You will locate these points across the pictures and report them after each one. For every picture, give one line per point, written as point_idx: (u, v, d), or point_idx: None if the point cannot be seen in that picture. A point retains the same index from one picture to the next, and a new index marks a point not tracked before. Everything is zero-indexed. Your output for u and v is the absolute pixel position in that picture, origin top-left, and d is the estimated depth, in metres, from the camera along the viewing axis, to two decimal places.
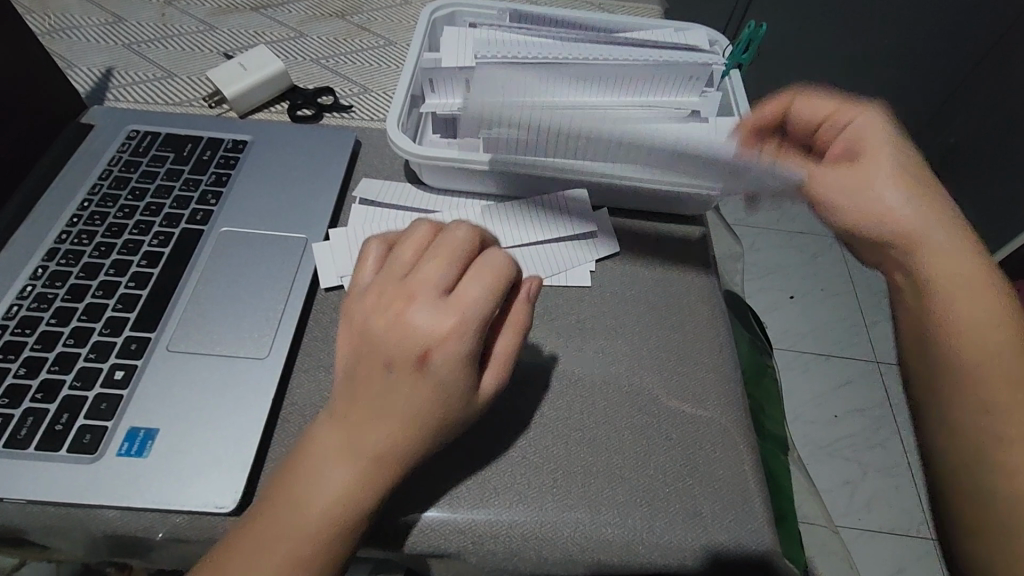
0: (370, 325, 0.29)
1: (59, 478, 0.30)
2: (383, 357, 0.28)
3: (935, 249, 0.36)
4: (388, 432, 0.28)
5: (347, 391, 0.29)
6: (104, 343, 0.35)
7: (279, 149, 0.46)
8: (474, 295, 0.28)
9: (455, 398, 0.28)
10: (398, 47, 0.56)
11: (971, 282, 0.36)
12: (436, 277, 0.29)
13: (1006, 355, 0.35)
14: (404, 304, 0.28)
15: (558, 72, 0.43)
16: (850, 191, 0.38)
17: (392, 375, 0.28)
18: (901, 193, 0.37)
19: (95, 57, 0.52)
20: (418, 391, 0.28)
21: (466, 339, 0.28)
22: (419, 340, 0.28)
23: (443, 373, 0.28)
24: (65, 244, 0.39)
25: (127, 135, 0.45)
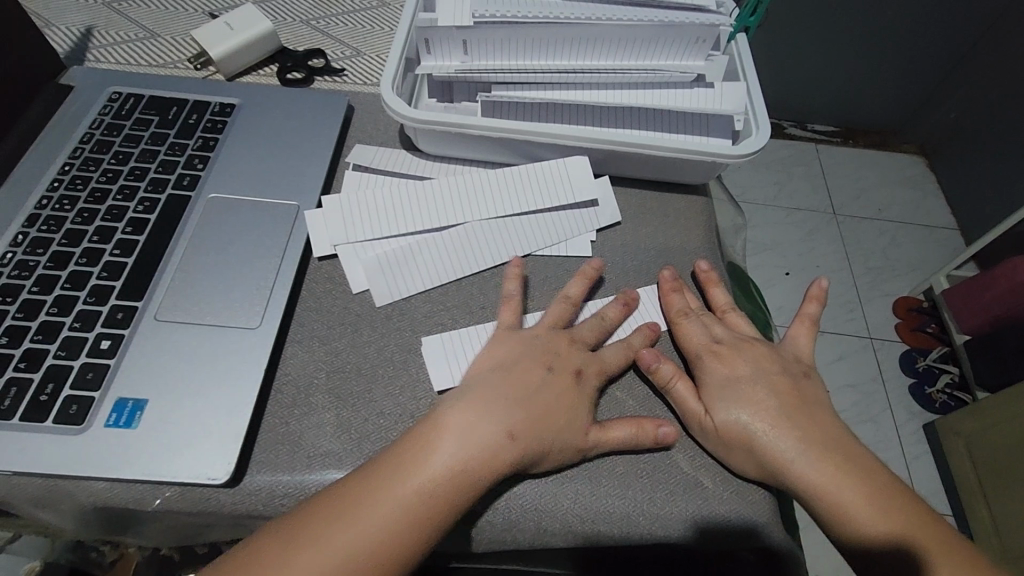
0: (536, 343, 0.36)
1: (45, 449, 0.30)
2: (550, 360, 0.35)
3: (705, 373, 0.36)
4: (525, 424, 0.32)
5: (495, 382, 0.34)
6: (89, 312, 0.34)
7: (268, 113, 0.44)
8: (615, 358, 0.36)
9: (582, 419, 0.33)
10: (391, 9, 0.54)
11: (759, 397, 0.35)
12: (589, 338, 0.37)
13: (803, 450, 0.33)
14: (569, 345, 0.36)
15: (562, 34, 0.41)
16: (723, 377, 0.36)
17: (547, 378, 0.34)
18: (759, 391, 0.36)
19: (74, 16, 0.49)
20: (562, 398, 0.34)
21: (603, 375, 0.35)
22: (581, 361, 0.35)
23: (588, 395, 0.34)
24: (46, 210, 0.37)
25: (109, 97, 0.43)
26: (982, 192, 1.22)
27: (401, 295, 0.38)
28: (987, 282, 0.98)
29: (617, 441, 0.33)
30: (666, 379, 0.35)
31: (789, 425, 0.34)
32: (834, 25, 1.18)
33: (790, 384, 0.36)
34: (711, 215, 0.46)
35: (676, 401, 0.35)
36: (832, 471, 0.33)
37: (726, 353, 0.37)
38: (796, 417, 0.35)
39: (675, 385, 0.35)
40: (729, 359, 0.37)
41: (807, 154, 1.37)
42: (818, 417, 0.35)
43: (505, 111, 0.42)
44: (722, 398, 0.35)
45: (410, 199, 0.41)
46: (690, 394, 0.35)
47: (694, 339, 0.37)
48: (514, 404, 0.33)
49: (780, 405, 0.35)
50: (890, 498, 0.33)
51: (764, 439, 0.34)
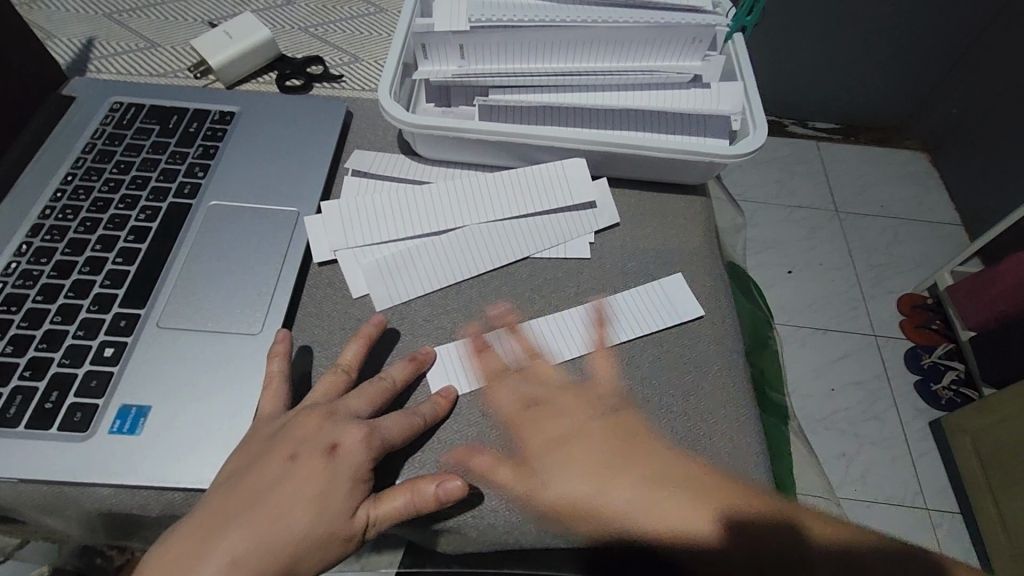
0: (284, 429, 0.31)
1: (49, 456, 0.30)
2: (293, 448, 0.30)
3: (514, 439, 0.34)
4: (249, 537, 0.28)
5: (240, 486, 0.29)
6: (92, 320, 0.34)
7: (267, 120, 0.45)
8: (386, 422, 0.32)
9: (347, 506, 0.29)
10: (388, 14, 0.54)
11: (582, 455, 0.33)
12: (357, 407, 0.33)
13: (637, 507, 0.32)
14: (322, 420, 0.32)
15: (558, 37, 0.41)
16: (546, 439, 0.34)
17: (288, 467, 0.30)
18: (490, 456, 0.33)
19: (76, 28, 0.50)
20: (306, 487, 0.29)
21: (369, 449, 0.31)
22: (333, 435, 0.31)
23: (347, 470, 0.30)
24: (49, 220, 0.38)
25: (110, 107, 0.43)
26: (985, 188, 1.21)
27: (400, 299, 0.39)
28: (991, 278, 0.98)
29: (391, 517, 0.29)
30: (484, 468, 0.33)
31: (569, 487, 0.32)
32: (832, 22, 1.18)
33: (614, 429, 0.34)
34: (710, 214, 0.46)
35: (495, 491, 0.32)
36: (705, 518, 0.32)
37: (542, 415, 0.35)
38: (621, 465, 0.33)
39: (495, 473, 0.32)
40: (544, 421, 0.34)
41: (808, 152, 1.37)
42: (649, 455, 0.34)
43: (503, 114, 0.42)
44: (529, 471, 0.33)
45: (408, 204, 0.41)
46: (496, 476, 0.32)
47: (488, 400, 0.35)
48: (234, 516, 0.28)
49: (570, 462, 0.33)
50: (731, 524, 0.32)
51: (605, 502, 0.32)
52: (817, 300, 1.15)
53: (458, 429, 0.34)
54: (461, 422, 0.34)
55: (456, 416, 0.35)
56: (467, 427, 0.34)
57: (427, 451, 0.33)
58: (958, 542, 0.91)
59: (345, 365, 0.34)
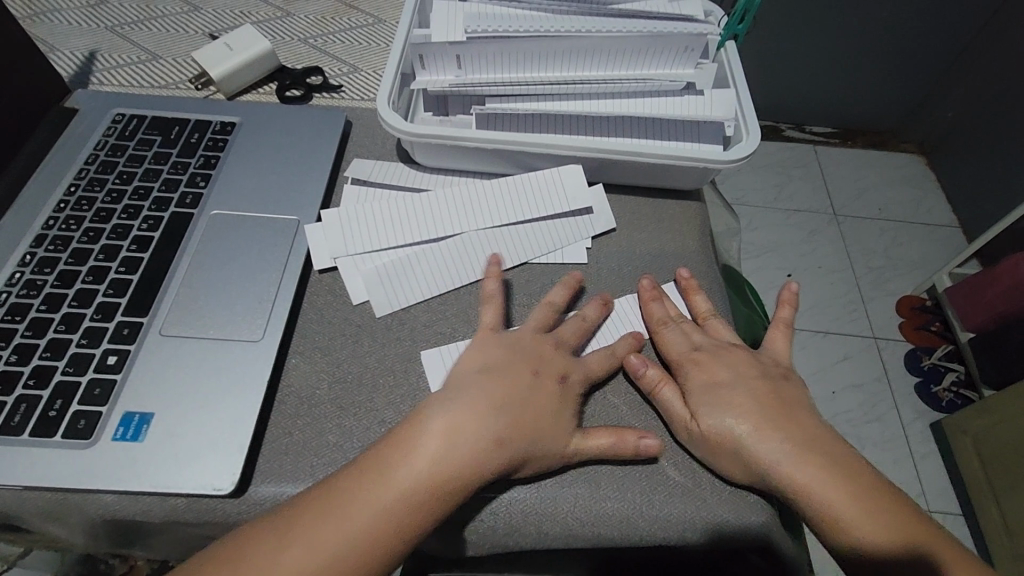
0: (520, 348, 0.36)
1: (55, 463, 0.30)
2: (536, 364, 0.35)
3: (697, 378, 0.37)
4: (512, 424, 0.32)
5: (483, 391, 0.33)
6: (95, 328, 0.34)
7: (268, 130, 0.45)
8: (594, 364, 0.36)
9: (569, 426, 0.33)
10: (387, 25, 0.55)
11: (742, 402, 0.35)
12: (569, 340, 0.37)
13: (789, 449, 0.33)
14: (551, 348, 0.36)
15: (553, 47, 0.42)
16: (709, 380, 0.36)
17: (535, 384, 0.34)
18: (708, 386, 0.36)
19: (79, 41, 0.51)
20: (552, 402, 0.34)
21: (587, 382, 0.36)
22: (562, 365, 0.35)
23: (573, 400, 0.35)
24: (53, 230, 0.38)
25: (113, 119, 0.44)
26: (982, 190, 1.22)
27: (399, 305, 0.39)
28: (989, 279, 0.98)
29: (598, 449, 0.33)
30: (652, 383, 0.36)
31: (768, 434, 0.34)
32: (829, 27, 1.19)
33: (773, 387, 0.36)
34: (706, 219, 0.46)
35: (663, 406, 0.35)
36: (809, 467, 0.33)
37: (707, 361, 0.37)
38: (781, 420, 0.35)
39: (662, 389, 0.36)
40: (708, 366, 0.37)
41: (806, 156, 1.37)
42: (803, 420, 0.35)
43: (500, 122, 0.43)
44: (710, 403, 0.35)
45: (407, 211, 0.42)
46: (676, 398, 0.36)
47: (676, 344, 0.38)
48: (512, 409, 0.33)
49: (763, 413, 0.35)
50: (843, 480, 0.33)
51: (748, 442, 0.33)
52: (816, 303, 1.15)
53: None
54: None
55: None
56: None
57: None
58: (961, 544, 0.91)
59: (546, 302, 0.39)
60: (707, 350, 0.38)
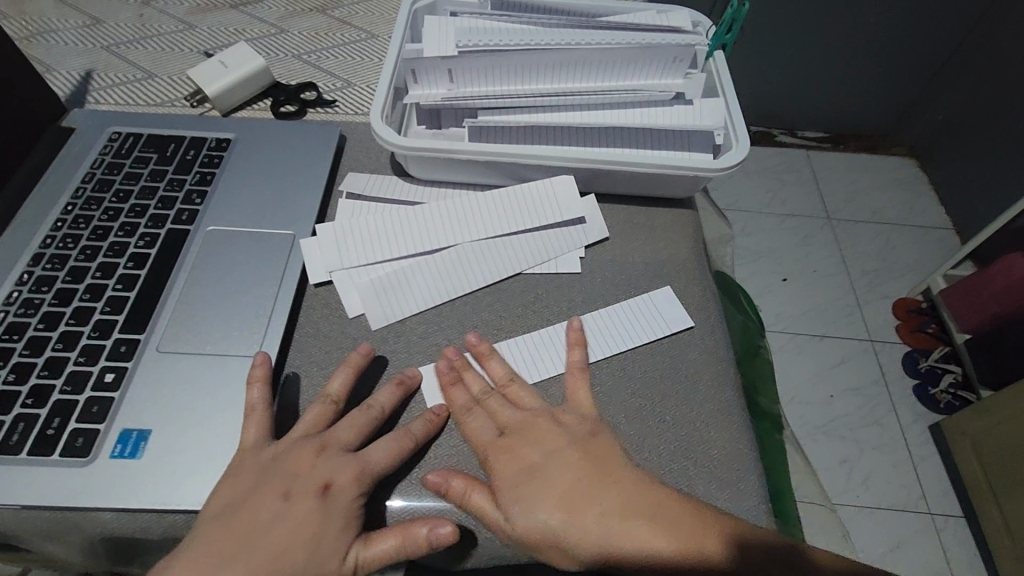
0: (279, 464, 0.32)
1: (52, 482, 0.30)
2: (286, 486, 0.31)
3: (502, 465, 0.33)
4: (264, 563, 0.29)
5: (229, 528, 0.29)
6: (93, 346, 0.35)
7: (262, 146, 0.46)
8: (375, 454, 0.32)
9: (338, 548, 0.30)
10: (380, 40, 0.56)
11: (555, 485, 0.32)
12: (343, 440, 0.33)
13: (608, 530, 0.30)
14: (313, 458, 0.32)
15: (544, 60, 0.43)
16: (522, 465, 0.33)
17: (282, 505, 0.30)
18: (513, 472, 0.33)
19: (75, 60, 0.51)
20: (303, 526, 0.30)
21: (362, 485, 0.32)
22: (327, 473, 0.32)
23: (342, 509, 0.31)
24: (50, 249, 0.38)
25: (110, 137, 0.44)
26: (974, 192, 1.23)
27: (395, 318, 0.39)
28: (981, 280, 0.99)
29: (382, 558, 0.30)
30: (458, 494, 0.32)
31: (588, 518, 0.31)
32: (819, 34, 1.21)
33: (582, 448, 0.33)
34: (698, 226, 0.47)
35: (476, 513, 0.31)
36: (642, 547, 0.30)
37: (501, 444, 0.34)
38: (595, 487, 0.32)
39: (470, 497, 0.32)
40: (513, 448, 0.34)
41: (798, 161, 1.38)
42: (618, 480, 0.32)
43: (493, 134, 0.44)
44: (519, 502, 0.31)
45: (402, 224, 0.42)
46: (489, 502, 0.32)
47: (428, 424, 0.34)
48: (242, 549, 0.29)
49: (578, 489, 0.32)
50: (732, 553, 0.30)
51: (566, 535, 0.31)
52: (812, 307, 1.15)
53: (454, 445, 0.35)
54: (458, 439, 0.35)
55: (451, 430, 0.35)
56: (464, 442, 0.35)
57: (427, 467, 0.34)
58: (963, 546, 0.91)
59: (323, 395, 0.35)
60: (524, 423, 0.35)
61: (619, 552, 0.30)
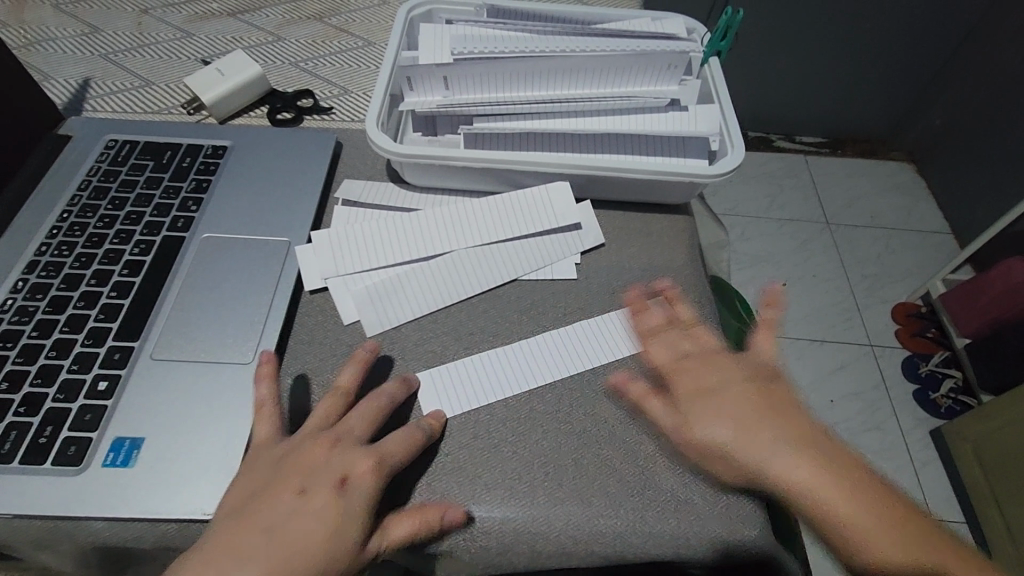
0: (294, 458, 0.31)
1: (44, 491, 0.30)
2: (301, 481, 0.30)
3: (678, 377, 0.36)
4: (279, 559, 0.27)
5: (242, 526, 0.28)
6: (87, 354, 0.34)
7: (259, 153, 0.46)
8: (389, 446, 0.32)
9: (356, 538, 0.29)
10: (377, 47, 0.56)
11: (728, 406, 0.33)
12: (355, 432, 0.33)
13: (790, 454, 0.31)
14: (325, 453, 0.32)
15: (539, 67, 0.43)
16: (693, 387, 0.35)
17: (298, 499, 0.29)
18: (659, 394, 0.35)
19: (73, 68, 0.51)
20: (320, 519, 0.29)
21: (378, 476, 0.31)
22: (342, 467, 0.31)
23: (358, 503, 0.30)
24: (45, 257, 0.38)
25: (106, 145, 0.44)
26: (973, 197, 1.23)
27: (390, 324, 0.39)
28: (980, 284, 0.99)
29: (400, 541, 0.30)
30: (638, 398, 0.36)
31: (764, 437, 0.32)
32: (817, 40, 1.21)
33: (761, 390, 0.34)
34: (694, 232, 0.47)
35: (653, 418, 0.35)
36: (796, 465, 0.31)
37: (676, 364, 0.36)
38: (771, 417, 0.33)
39: (647, 403, 0.35)
40: (697, 372, 0.35)
41: (797, 166, 1.39)
42: (790, 417, 0.33)
43: (489, 142, 0.44)
44: (703, 412, 0.34)
45: (397, 231, 0.42)
46: (663, 408, 0.35)
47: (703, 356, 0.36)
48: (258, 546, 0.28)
49: (754, 419, 0.33)
50: (863, 502, 0.30)
51: (733, 449, 0.32)
52: (812, 312, 1.15)
53: (450, 452, 0.34)
54: (453, 446, 0.35)
55: (446, 437, 0.35)
56: (459, 450, 0.35)
57: (422, 474, 0.34)
58: None
59: (333, 390, 0.35)
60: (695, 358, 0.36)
61: (760, 472, 0.31)
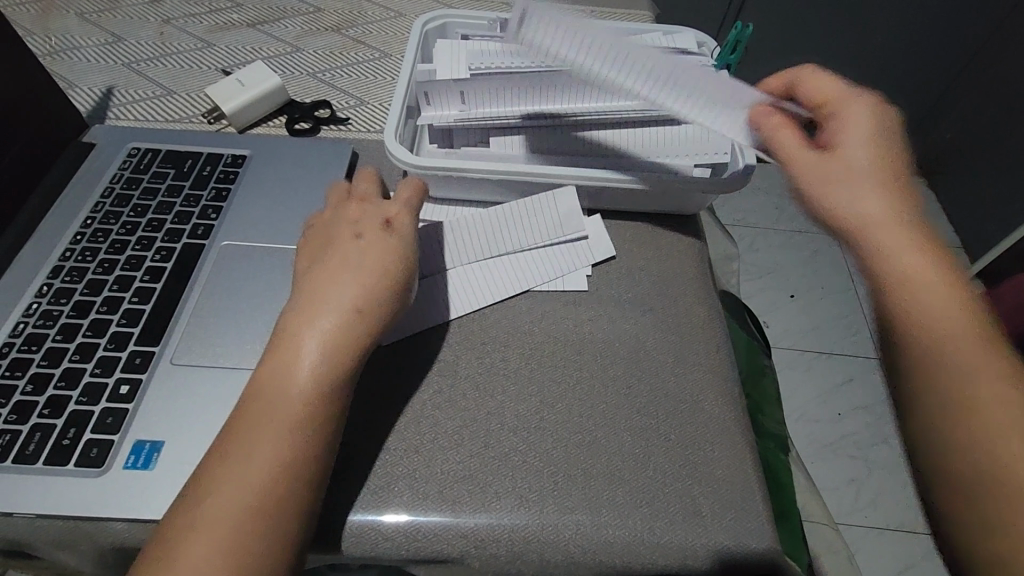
0: (336, 223, 0.38)
1: (67, 491, 0.31)
2: (355, 229, 0.37)
3: (857, 129, 0.34)
4: (363, 286, 0.34)
5: (314, 283, 0.35)
6: (109, 358, 0.35)
7: (276, 163, 0.47)
8: (406, 195, 0.40)
9: (403, 256, 0.36)
10: (393, 59, 0.57)
11: (874, 160, 0.34)
12: (369, 191, 0.41)
13: (919, 242, 0.32)
14: (359, 208, 0.39)
15: (554, 82, 0.43)
16: (852, 136, 0.34)
17: (358, 243, 0.36)
18: (888, 169, 0.33)
19: (96, 77, 0.53)
20: (379, 247, 0.36)
21: (412, 214, 0.39)
22: (381, 214, 0.38)
23: (401, 233, 0.37)
24: (69, 262, 0.39)
25: (128, 153, 0.46)
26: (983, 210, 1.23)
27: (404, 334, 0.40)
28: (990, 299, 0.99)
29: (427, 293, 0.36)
30: (770, 128, 0.36)
31: (904, 223, 0.32)
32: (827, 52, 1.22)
33: (898, 173, 0.34)
34: (704, 245, 0.47)
35: (776, 148, 0.36)
36: (915, 256, 0.32)
37: (854, 135, 0.34)
38: (904, 209, 0.33)
39: (782, 132, 0.35)
40: (866, 119, 0.35)
41: None
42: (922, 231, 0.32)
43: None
44: (854, 141, 0.34)
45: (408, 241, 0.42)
46: (791, 144, 0.35)
47: (867, 126, 0.35)
48: (328, 287, 0.34)
49: (890, 179, 0.33)
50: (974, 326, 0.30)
51: (845, 197, 0.33)
52: (819, 323, 1.15)
53: (461, 460, 0.35)
54: (464, 453, 0.35)
55: (458, 444, 0.35)
56: (470, 458, 0.35)
57: (434, 481, 0.34)
58: None
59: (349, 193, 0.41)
60: (880, 129, 0.35)
61: (869, 224, 0.32)
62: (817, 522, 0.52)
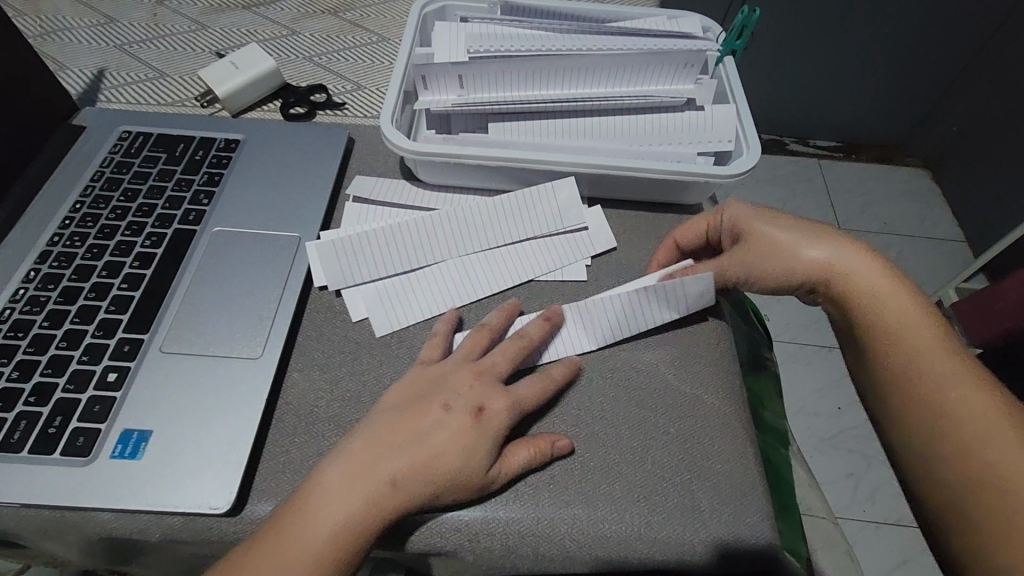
0: (442, 375, 0.35)
1: (52, 480, 0.30)
2: (447, 397, 0.34)
3: (770, 239, 0.39)
4: (418, 465, 0.32)
5: (373, 442, 0.32)
6: (96, 345, 0.35)
7: (269, 148, 0.46)
8: (521, 388, 0.35)
9: (486, 460, 0.32)
10: (391, 43, 0.56)
11: (823, 266, 0.37)
12: (499, 366, 0.36)
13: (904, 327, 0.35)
14: (472, 380, 0.35)
15: (557, 66, 0.42)
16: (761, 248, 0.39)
17: (442, 414, 0.33)
18: (839, 279, 0.37)
19: (87, 59, 0.51)
20: (459, 436, 0.33)
21: (511, 410, 0.34)
22: (480, 398, 0.34)
23: (487, 433, 0.33)
24: (57, 247, 0.38)
25: (119, 137, 0.45)
26: (988, 204, 1.22)
27: (399, 323, 0.39)
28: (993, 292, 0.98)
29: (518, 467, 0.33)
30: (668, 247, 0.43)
31: (898, 302, 0.36)
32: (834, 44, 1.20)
33: (857, 281, 0.37)
34: None
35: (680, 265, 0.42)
36: (918, 330, 0.35)
37: (760, 246, 0.39)
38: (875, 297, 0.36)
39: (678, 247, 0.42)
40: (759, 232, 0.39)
41: (809, 170, 1.38)
42: (900, 306, 0.36)
43: None
44: (765, 256, 0.38)
45: (404, 229, 0.41)
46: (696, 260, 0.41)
47: (772, 239, 0.39)
48: (399, 445, 0.32)
49: (843, 281, 0.37)
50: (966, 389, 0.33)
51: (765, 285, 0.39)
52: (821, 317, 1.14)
53: None
54: None
55: None
56: None
57: None
58: None
59: (517, 333, 0.37)
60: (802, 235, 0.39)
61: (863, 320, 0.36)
62: (817, 516, 0.52)
